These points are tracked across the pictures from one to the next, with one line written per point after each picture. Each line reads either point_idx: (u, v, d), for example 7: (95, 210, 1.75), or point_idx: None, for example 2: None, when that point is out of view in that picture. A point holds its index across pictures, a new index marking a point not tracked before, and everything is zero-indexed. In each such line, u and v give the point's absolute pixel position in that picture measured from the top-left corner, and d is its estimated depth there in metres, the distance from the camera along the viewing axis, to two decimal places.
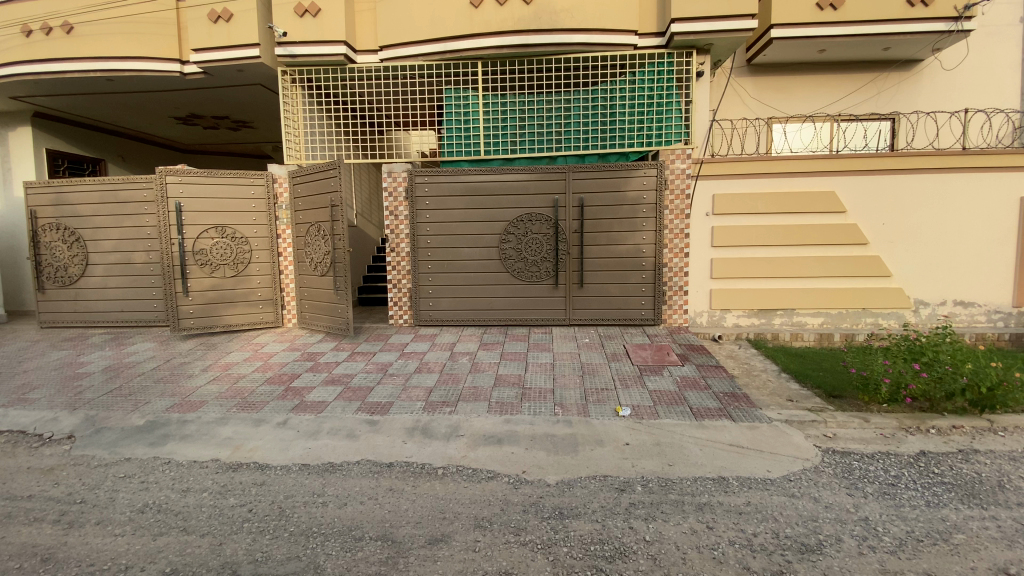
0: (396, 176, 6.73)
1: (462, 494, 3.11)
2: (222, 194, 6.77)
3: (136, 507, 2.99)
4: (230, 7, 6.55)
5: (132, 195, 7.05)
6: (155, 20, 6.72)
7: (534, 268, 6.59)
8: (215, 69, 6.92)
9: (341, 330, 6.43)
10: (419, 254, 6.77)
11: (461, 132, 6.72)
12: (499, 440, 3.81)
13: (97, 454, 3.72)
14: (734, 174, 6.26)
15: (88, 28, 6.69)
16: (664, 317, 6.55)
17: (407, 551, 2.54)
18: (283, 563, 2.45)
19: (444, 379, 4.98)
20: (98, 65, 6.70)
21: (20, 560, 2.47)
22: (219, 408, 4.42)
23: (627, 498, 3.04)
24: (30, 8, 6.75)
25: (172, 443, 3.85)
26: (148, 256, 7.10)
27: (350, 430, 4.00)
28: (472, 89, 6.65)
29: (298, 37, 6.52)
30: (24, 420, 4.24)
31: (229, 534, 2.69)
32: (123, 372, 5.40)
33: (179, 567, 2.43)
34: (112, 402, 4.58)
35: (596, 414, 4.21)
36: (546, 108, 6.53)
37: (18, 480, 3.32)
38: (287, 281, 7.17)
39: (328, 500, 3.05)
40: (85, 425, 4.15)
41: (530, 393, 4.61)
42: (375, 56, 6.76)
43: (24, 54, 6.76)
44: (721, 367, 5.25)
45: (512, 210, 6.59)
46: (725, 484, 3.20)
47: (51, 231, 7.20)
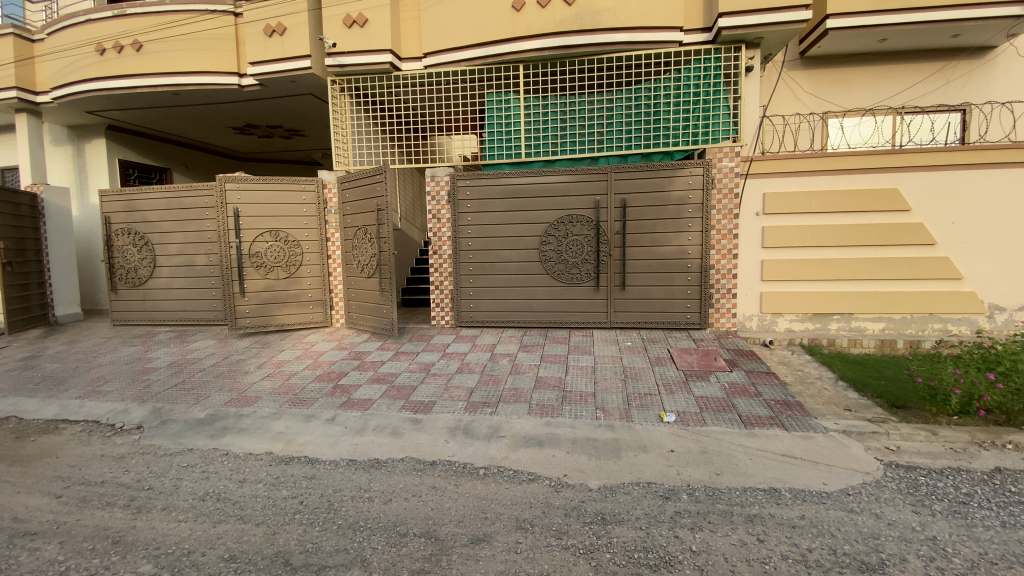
0: (439, 180, 6.84)
1: (504, 495, 3.12)
2: (276, 199, 7.10)
3: (198, 495, 3.17)
4: (284, 21, 6.87)
5: (194, 201, 7.50)
6: (215, 36, 7.14)
7: (575, 270, 6.52)
8: (270, 81, 7.27)
9: (386, 330, 6.59)
10: (460, 256, 6.86)
11: (502, 135, 6.78)
12: (540, 441, 3.80)
13: (164, 444, 3.97)
14: (785, 172, 6.02)
15: (155, 45, 7.16)
16: (711, 321, 6.34)
17: (449, 549, 2.57)
18: (332, 555, 2.53)
19: (484, 380, 5.01)
20: (165, 80, 7.17)
21: (94, 541, 2.67)
22: (273, 404, 4.61)
23: (673, 506, 2.96)
24: (104, 28, 7.28)
25: (230, 436, 4.05)
26: (208, 258, 7.53)
27: (394, 428, 4.09)
28: (513, 92, 6.69)
29: (346, 48, 6.76)
30: (99, 411, 4.58)
31: (282, 524, 2.80)
32: (186, 367, 5.73)
33: (237, 553, 2.55)
34: (176, 395, 4.87)
35: (639, 419, 4.12)
36: (588, 108, 6.49)
37: (93, 467, 3.58)
38: (336, 282, 7.41)
39: (375, 495, 3.13)
40: (152, 417, 4.44)
41: (571, 396, 4.56)
42: (420, 63, 6.94)
43: (99, 72, 7.29)
44: (772, 374, 5.02)
45: (552, 212, 6.55)
46: (777, 496, 3.06)
47: (122, 236, 7.74)
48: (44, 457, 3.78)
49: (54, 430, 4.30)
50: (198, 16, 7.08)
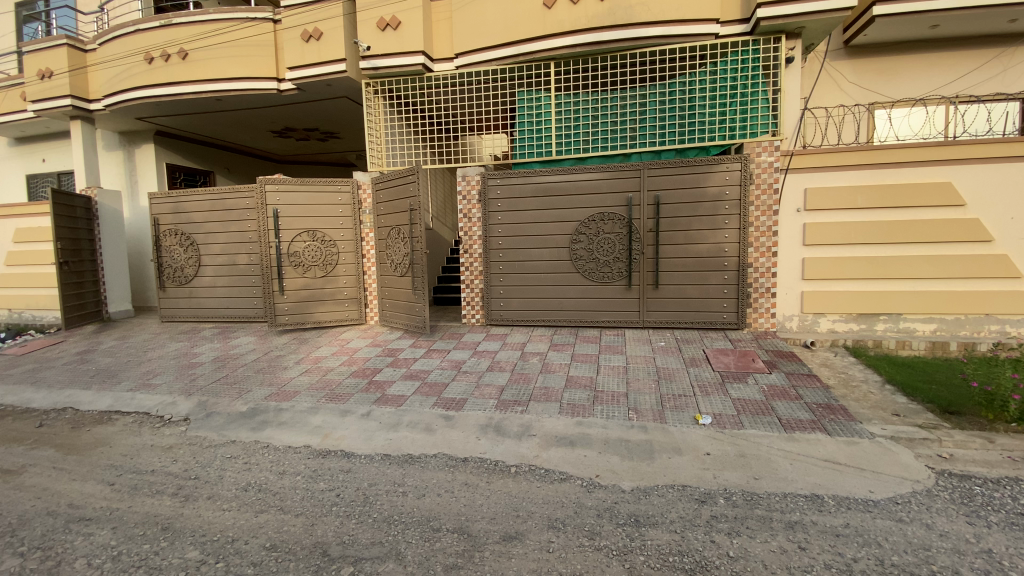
0: (469, 180, 6.88)
1: (535, 494, 3.11)
2: (314, 200, 7.29)
3: (241, 485, 3.29)
4: (321, 26, 7.05)
5: (237, 203, 7.78)
6: (256, 43, 7.39)
7: (606, 268, 6.44)
8: (307, 85, 7.48)
9: (418, 328, 6.67)
10: (490, 255, 6.88)
11: (533, 134, 6.78)
12: (572, 441, 3.77)
13: (209, 436, 4.13)
14: (828, 166, 5.79)
15: (200, 53, 7.46)
16: (749, 321, 6.16)
17: (482, 546, 2.58)
18: (368, 547, 2.58)
19: (515, 378, 5.01)
20: (208, 87, 7.46)
21: (145, 527, 2.80)
22: (310, 398, 4.74)
23: (709, 510, 2.89)
24: (152, 38, 7.62)
25: (271, 429, 4.19)
26: (249, 258, 7.80)
27: (427, 424, 4.14)
28: (544, 90, 6.67)
29: (380, 50, 6.89)
30: (149, 403, 4.81)
31: (320, 516, 2.88)
32: (229, 362, 5.95)
33: (277, 542, 2.63)
34: (219, 389, 5.07)
35: (673, 421, 4.03)
36: (620, 104, 6.41)
37: (145, 456, 3.77)
38: (370, 280, 7.55)
39: (408, 490, 3.17)
40: (198, 409, 4.63)
41: (603, 396, 4.51)
42: (452, 64, 7.00)
43: (148, 80, 7.65)
44: (814, 376, 4.84)
45: (583, 210, 6.48)
46: (820, 503, 2.94)
47: (170, 236, 8.10)
48: (99, 446, 4.00)
49: (108, 420, 4.55)
50: (239, 24, 7.34)
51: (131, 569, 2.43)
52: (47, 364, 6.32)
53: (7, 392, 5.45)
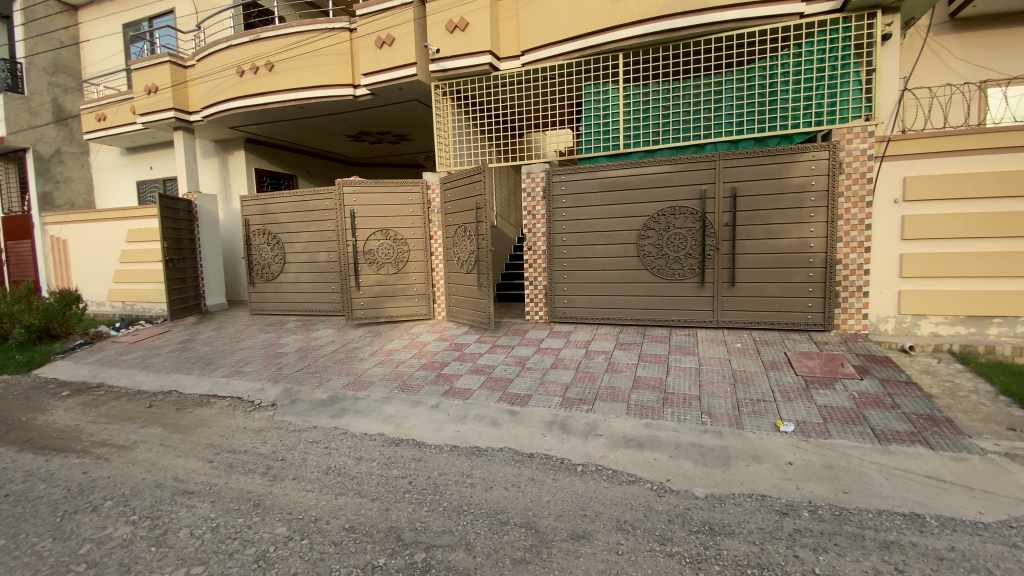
0: (534, 176, 6.88)
1: (603, 494, 3.06)
2: (386, 201, 7.62)
3: (322, 468, 3.50)
4: (393, 32, 7.33)
5: (317, 204, 8.29)
6: (333, 52, 7.81)
7: (676, 265, 6.19)
8: (380, 90, 7.81)
9: (483, 324, 6.75)
10: (555, 251, 6.84)
11: (599, 128, 6.66)
12: (641, 443, 3.67)
13: (293, 421, 4.44)
14: (932, 152, 5.24)
15: (284, 64, 8.00)
16: (836, 323, 5.69)
17: (549, 542, 2.57)
18: (438, 535, 2.65)
19: (580, 377, 4.95)
20: (292, 95, 7.98)
21: (240, 502, 3.05)
22: (384, 389, 4.95)
23: (791, 523, 2.70)
24: (243, 53, 8.27)
25: (348, 416, 4.42)
26: (329, 255, 8.30)
27: (493, 418, 4.19)
28: (612, 82, 6.54)
29: (449, 52, 7.07)
30: (242, 388, 5.25)
31: (394, 502, 3.00)
32: (310, 353, 6.36)
33: (356, 524, 2.77)
34: (302, 377, 5.43)
35: (751, 427, 3.81)
36: (693, 93, 6.16)
37: (239, 437, 4.11)
38: (438, 277, 7.76)
39: (476, 482, 3.23)
40: (284, 396, 4.98)
41: (673, 398, 4.35)
42: (518, 61, 7.04)
43: (239, 91, 8.31)
44: (913, 385, 4.38)
45: (652, 204, 6.27)
46: (920, 523, 2.66)
47: (259, 236, 8.76)
48: (200, 426, 4.41)
49: (207, 403, 5.01)
50: (319, 35, 7.80)
51: (227, 540, 2.65)
52: (156, 350, 7.07)
53: (124, 375, 6.14)
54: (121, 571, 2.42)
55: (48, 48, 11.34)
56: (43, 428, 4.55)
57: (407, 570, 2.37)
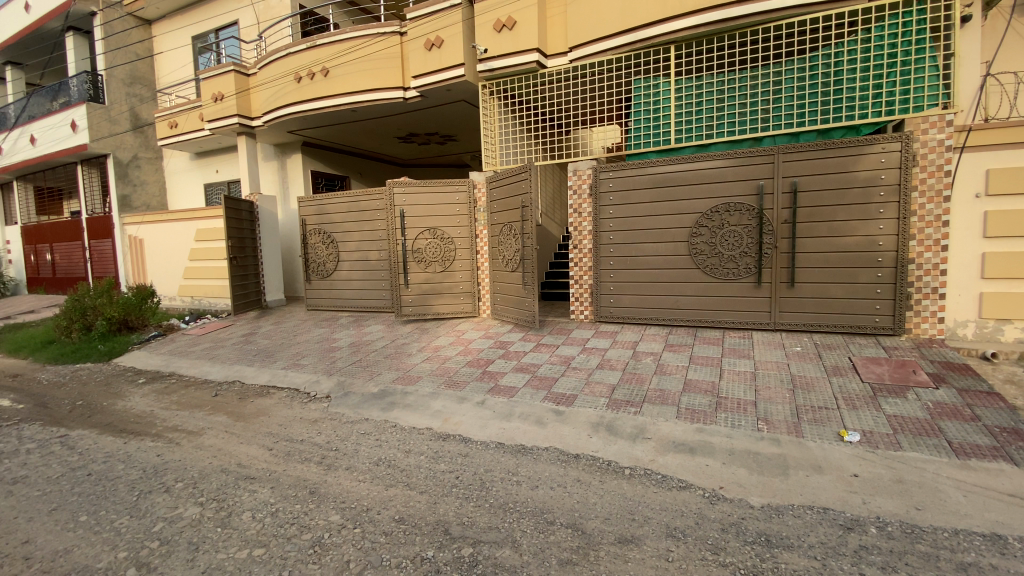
0: (581, 174, 6.81)
1: (652, 499, 2.99)
2: (434, 200, 7.76)
3: (373, 459, 3.61)
4: (441, 34, 7.45)
5: (369, 204, 8.56)
6: (384, 56, 8.04)
7: (730, 264, 5.95)
8: (429, 91, 7.96)
9: (528, 322, 6.75)
10: (601, 249, 6.74)
11: (649, 123, 6.53)
12: (692, 448, 3.56)
13: (346, 412, 4.60)
14: (1019, 143, 4.86)
15: (338, 69, 8.31)
16: (908, 327, 5.31)
17: (597, 545, 2.54)
18: (485, 531, 2.67)
19: (627, 378, 4.85)
20: (345, 99, 8.27)
21: (297, 489, 3.19)
22: (431, 384, 5.05)
23: (856, 539, 2.54)
24: (300, 60, 8.65)
25: (397, 410, 4.55)
26: (379, 254, 8.55)
27: (539, 417, 4.19)
28: (663, 76, 6.40)
29: (496, 51, 7.12)
30: (299, 380, 5.50)
31: (442, 495, 3.05)
32: (362, 348, 6.57)
33: (405, 516, 2.84)
34: (354, 371, 5.63)
35: (813, 435, 3.61)
36: (749, 85, 5.94)
37: (296, 426, 4.31)
38: (483, 275, 7.82)
39: (522, 480, 3.24)
40: (337, 388, 5.18)
41: (727, 403, 4.19)
42: (565, 58, 7.00)
43: (297, 96, 8.69)
44: (997, 396, 4.01)
45: (705, 201, 6.05)
46: (1004, 545, 2.44)
47: (314, 235, 9.14)
48: (260, 415, 4.65)
49: (267, 393, 5.28)
50: (371, 39, 8.05)
51: (286, 525, 2.78)
52: (221, 343, 7.52)
53: (193, 365, 6.58)
54: (191, 549, 2.59)
55: (126, 61, 12.23)
56: (122, 413, 4.93)
57: (454, 564, 2.40)
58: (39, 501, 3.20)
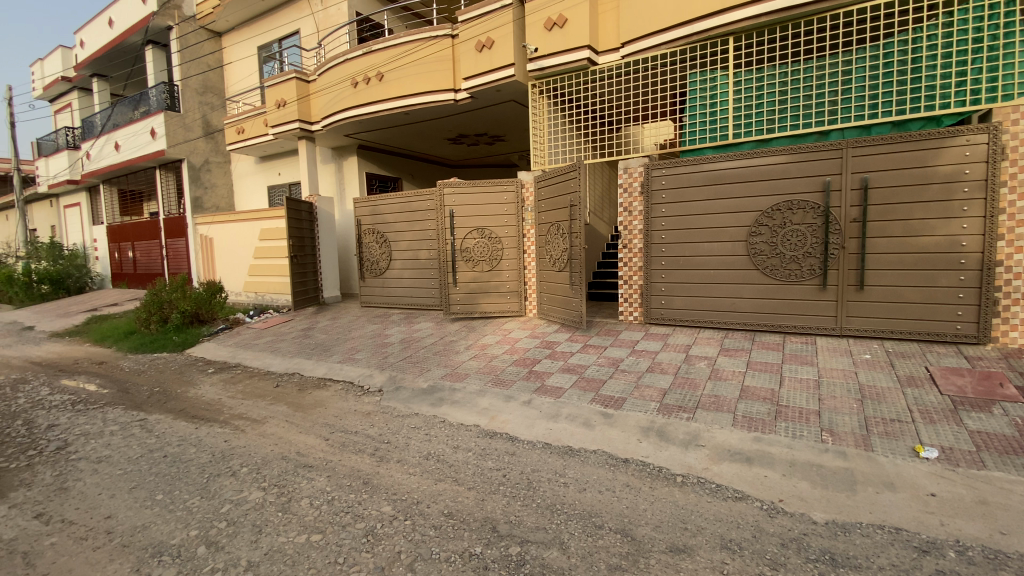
0: (632, 171, 6.66)
1: (706, 508, 2.88)
2: (483, 201, 7.83)
3: (423, 453, 3.69)
4: (492, 35, 7.51)
5: (420, 205, 8.76)
6: (436, 58, 8.19)
7: (792, 265, 5.66)
8: (479, 92, 8.05)
9: (575, 322, 6.69)
10: (653, 249, 6.56)
11: (705, 118, 6.35)
12: (749, 458, 3.41)
13: (397, 406, 4.73)
14: None
15: (392, 73, 8.55)
16: (994, 336, 4.87)
17: (647, 552, 2.48)
18: (533, 531, 2.67)
19: (680, 383, 4.70)
20: (399, 102, 8.49)
21: (352, 479, 3.31)
22: (479, 381, 5.11)
23: (933, 563, 2.34)
24: (356, 65, 8.97)
25: (446, 406, 4.63)
26: (429, 253, 8.74)
27: (586, 419, 4.14)
28: (721, 68, 6.21)
29: (546, 50, 7.12)
30: (354, 373, 5.71)
31: (490, 493, 3.08)
32: (412, 344, 6.73)
33: (454, 511, 2.88)
34: (405, 366, 5.78)
35: (884, 449, 3.37)
36: (814, 76, 5.66)
37: (351, 418, 4.47)
38: (530, 275, 7.82)
39: (570, 482, 3.21)
40: (389, 382, 5.34)
41: (788, 412, 3.98)
42: (617, 53, 6.88)
43: (353, 101, 9.02)
44: None
45: (765, 198, 5.78)
46: None
47: (369, 235, 9.45)
48: (318, 406, 4.86)
49: (324, 386, 5.51)
50: (423, 43, 8.24)
51: (341, 513, 2.89)
52: (282, 336, 7.92)
53: (256, 357, 6.97)
54: (255, 531, 2.74)
55: (198, 71, 13.09)
56: (194, 400, 5.29)
57: (502, 562, 2.41)
58: (122, 479, 3.48)
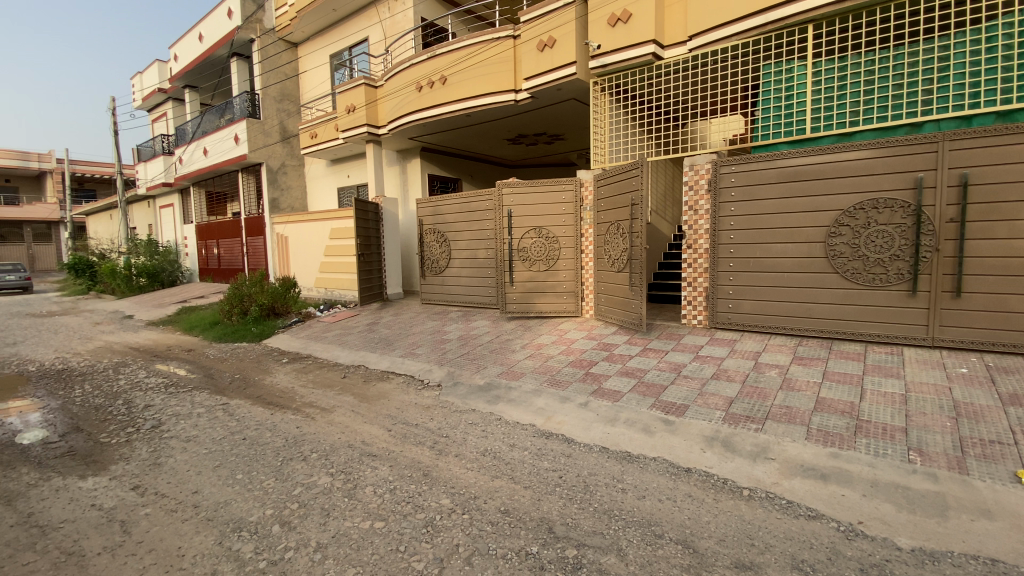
0: (698, 169, 6.38)
1: (775, 525, 2.72)
2: (542, 200, 7.83)
3: (480, 449, 3.74)
4: (554, 34, 7.49)
5: (479, 205, 8.89)
6: (498, 59, 8.26)
7: (877, 269, 5.23)
8: (540, 92, 8.04)
9: (634, 325, 6.53)
10: (719, 250, 6.27)
11: (780, 111, 6.00)
12: (824, 475, 3.18)
13: (455, 402, 4.84)
14: None
15: (455, 76, 8.73)
16: None
17: (710, 565, 2.38)
18: (590, 535, 2.63)
19: (747, 392, 4.47)
20: (461, 104, 8.65)
21: (412, 470, 3.42)
22: (534, 381, 5.11)
23: None
24: (421, 69, 9.24)
25: (503, 404, 4.66)
26: (487, 252, 8.85)
27: (646, 425, 4.03)
28: (798, 59, 5.87)
29: (609, 46, 7.01)
30: (414, 368, 5.89)
31: (545, 493, 3.07)
32: (469, 342, 6.84)
33: (511, 509, 2.90)
34: (463, 362, 5.89)
35: (983, 473, 3.04)
36: (905, 63, 5.24)
37: (411, 411, 4.61)
38: (587, 275, 7.69)
39: (628, 488, 3.14)
40: (447, 378, 5.47)
41: (869, 428, 3.68)
42: (684, 47, 6.63)
43: (418, 104, 9.31)
44: None
45: (847, 196, 5.37)
46: None
47: (430, 234, 9.71)
48: (381, 398, 5.06)
49: (386, 378, 5.73)
50: (486, 45, 8.34)
51: (402, 503, 2.99)
52: (348, 330, 8.31)
53: (325, 348, 7.36)
54: (323, 514, 2.90)
55: (276, 80, 14.01)
56: (270, 387, 5.67)
57: (558, 564, 2.40)
58: (207, 458, 3.78)
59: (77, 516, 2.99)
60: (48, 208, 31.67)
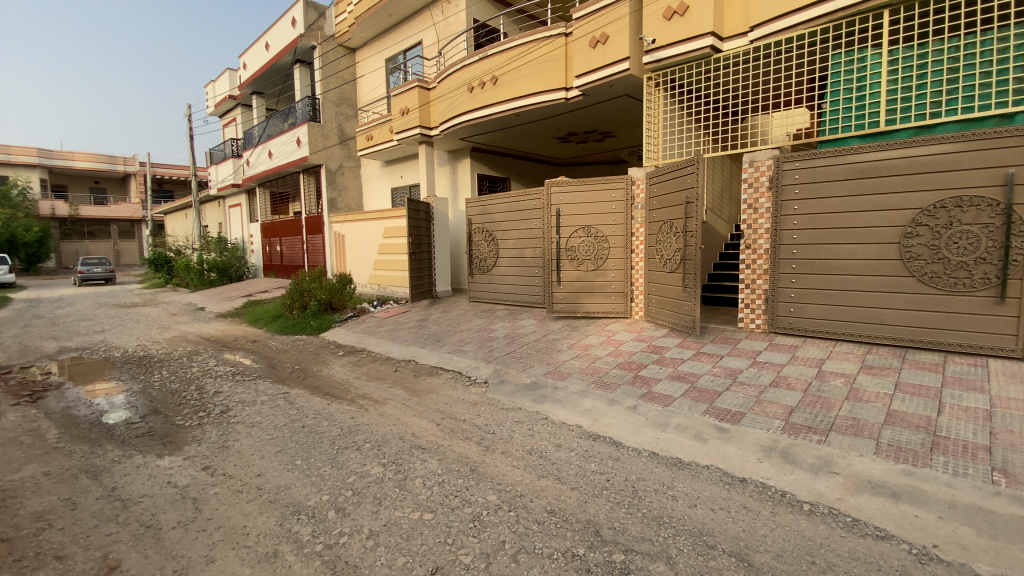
0: (759, 165, 6.08)
1: (838, 543, 2.57)
2: (591, 199, 7.75)
3: (526, 448, 3.75)
4: (607, 30, 7.36)
5: (528, 204, 8.90)
6: (550, 58, 8.25)
7: (960, 272, 4.81)
8: (592, 89, 7.94)
9: (686, 327, 6.33)
10: (780, 251, 5.98)
11: (851, 104, 5.64)
12: (895, 493, 2.97)
13: (502, 399, 4.88)
14: None
15: (506, 76, 8.78)
16: None
17: None
18: (638, 540, 2.59)
19: (809, 401, 4.23)
20: (512, 103, 8.69)
21: (459, 465, 3.48)
22: (581, 381, 5.07)
23: None
24: (474, 70, 9.37)
25: (549, 403, 4.66)
26: (535, 251, 8.84)
27: (698, 431, 3.90)
28: (872, 47, 5.51)
29: (665, 41, 6.86)
30: (462, 364, 5.99)
31: (592, 496, 3.04)
32: (516, 340, 6.86)
33: (557, 509, 2.90)
34: (510, 361, 5.93)
35: None
36: (996, 48, 4.80)
37: (459, 407, 4.69)
38: (637, 275, 7.49)
39: (679, 496, 3.05)
40: (495, 375, 5.52)
41: (946, 444, 3.40)
42: (745, 38, 6.37)
43: (469, 105, 9.43)
44: None
45: (926, 194, 4.98)
46: None
47: (479, 233, 9.82)
48: (430, 392, 5.19)
49: (435, 374, 5.87)
50: (538, 43, 8.35)
51: (450, 496, 3.05)
52: (399, 326, 8.56)
53: (378, 343, 7.62)
54: (375, 503, 3.00)
55: (336, 85, 14.64)
56: (326, 379, 5.94)
57: (605, 567, 2.37)
58: (269, 443, 4.01)
59: (155, 492, 3.25)
60: (132, 208, 34.61)
